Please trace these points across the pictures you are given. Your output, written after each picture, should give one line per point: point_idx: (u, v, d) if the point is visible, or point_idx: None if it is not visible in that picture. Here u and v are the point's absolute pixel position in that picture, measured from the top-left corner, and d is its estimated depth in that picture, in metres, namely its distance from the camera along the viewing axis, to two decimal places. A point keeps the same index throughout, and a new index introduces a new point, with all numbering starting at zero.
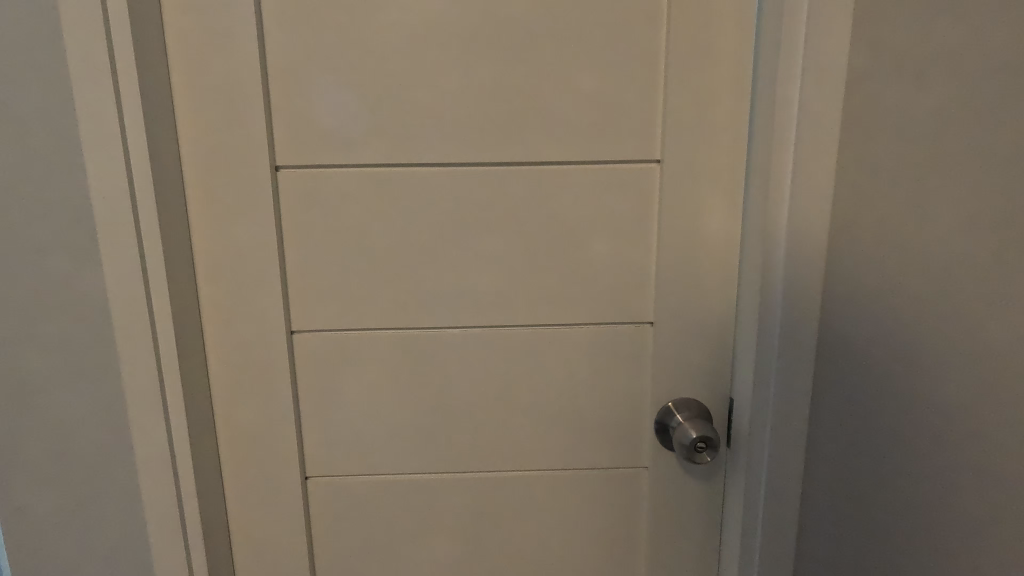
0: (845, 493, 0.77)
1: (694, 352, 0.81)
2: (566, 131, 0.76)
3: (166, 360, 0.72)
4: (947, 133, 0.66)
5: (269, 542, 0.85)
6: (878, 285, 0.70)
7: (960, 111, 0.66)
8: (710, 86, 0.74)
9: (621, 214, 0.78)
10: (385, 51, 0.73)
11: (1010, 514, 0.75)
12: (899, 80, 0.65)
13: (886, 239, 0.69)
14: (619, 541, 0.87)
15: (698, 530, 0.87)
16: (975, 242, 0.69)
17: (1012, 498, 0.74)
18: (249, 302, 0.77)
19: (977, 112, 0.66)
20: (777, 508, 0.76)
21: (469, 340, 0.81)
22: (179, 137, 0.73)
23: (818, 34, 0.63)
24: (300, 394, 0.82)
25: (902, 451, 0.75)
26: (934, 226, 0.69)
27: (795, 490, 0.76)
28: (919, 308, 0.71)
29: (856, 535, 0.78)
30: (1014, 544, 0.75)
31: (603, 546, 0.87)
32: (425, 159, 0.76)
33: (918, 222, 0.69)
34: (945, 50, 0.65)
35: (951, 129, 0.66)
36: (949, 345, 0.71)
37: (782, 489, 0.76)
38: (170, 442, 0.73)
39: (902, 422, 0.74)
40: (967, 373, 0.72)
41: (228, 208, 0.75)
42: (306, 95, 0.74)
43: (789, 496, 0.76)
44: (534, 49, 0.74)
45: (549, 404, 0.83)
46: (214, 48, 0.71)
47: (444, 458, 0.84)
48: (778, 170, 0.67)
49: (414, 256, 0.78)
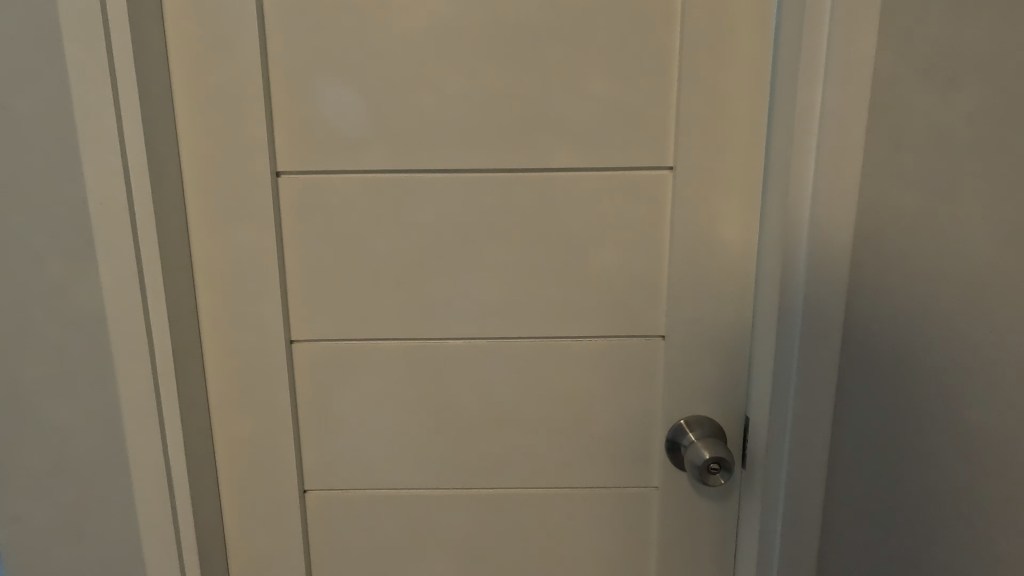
0: (872, 512, 0.72)
1: (707, 367, 0.77)
2: (574, 136, 0.73)
3: (162, 369, 0.70)
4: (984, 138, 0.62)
5: (265, 556, 0.83)
6: (906, 291, 0.66)
7: (997, 114, 0.61)
8: (726, 89, 0.71)
9: (631, 223, 0.75)
10: (389, 54, 0.71)
11: None
12: (930, 82, 0.61)
13: (917, 247, 0.65)
14: (627, 564, 0.84)
15: (711, 555, 0.83)
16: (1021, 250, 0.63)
17: None
18: (248, 311, 0.76)
19: None
20: (795, 532, 0.72)
21: (472, 351, 0.78)
22: (180, 142, 0.72)
23: (841, 33, 0.60)
24: (299, 405, 0.80)
25: (942, 475, 0.69)
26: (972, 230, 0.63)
27: (815, 512, 0.71)
28: (956, 316, 0.65)
29: (886, 559, 0.73)
30: None
31: (610, 569, 0.84)
32: (428, 165, 0.74)
33: (954, 227, 0.64)
34: (981, 50, 0.60)
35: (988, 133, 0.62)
36: (996, 358, 0.65)
37: (801, 514, 0.71)
38: (166, 452, 0.72)
39: (938, 439, 0.68)
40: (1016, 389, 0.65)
41: (228, 213, 0.74)
42: (307, 99, 0.72)
43: (809, 521, 0.71)
44: (542, 52, 0.71)
45: (555, 419, 0.80)
46: (215, 52, 0.70)
47: (446, 474, 0.81)
48: (797, 177, 0.63)
49: (417, 265, 0.76)
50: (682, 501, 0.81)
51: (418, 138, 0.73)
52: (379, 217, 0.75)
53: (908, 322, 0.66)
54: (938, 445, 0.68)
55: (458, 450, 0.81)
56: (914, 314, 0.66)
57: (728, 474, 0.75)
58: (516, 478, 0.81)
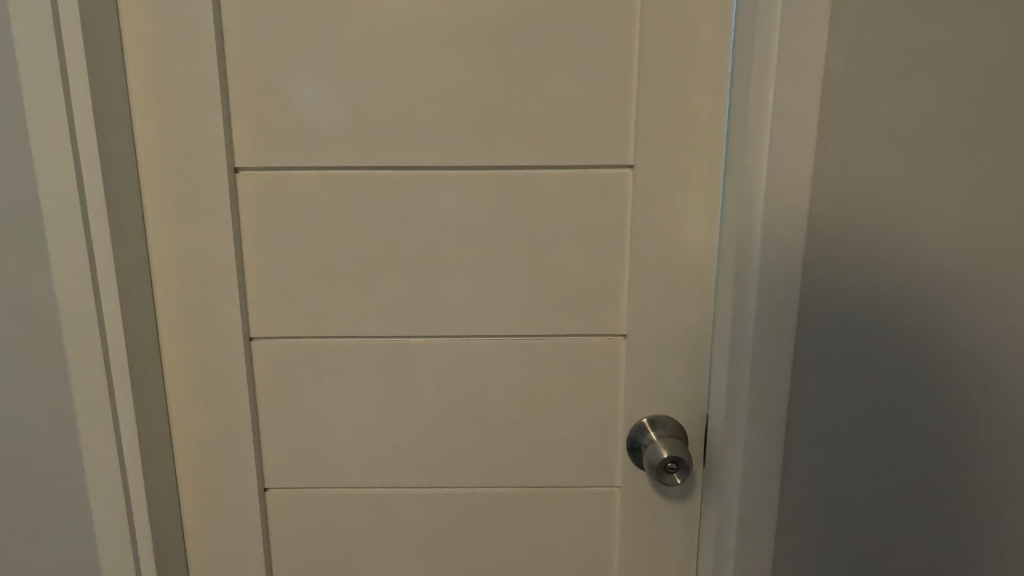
0: (829, 510, 0.72)
1: (668, 367, 0.77)
2: (534, 134, 0.73)
3: (117, 365, 0.70)
4: (939, 140, 0.62)
5: (225, 554, 0.82)
6: (861, 289, 0.66)
7: (946, 115, 0.61)
8: (686, 87, 0.71)
9: (592, 222, 0.75)
10: (347, 50, 0.71)
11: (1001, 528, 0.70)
12: (885, 82, 0.61)
13: (872, 246, 0.64)
14: (589, 563, 0.83)
15: (673, 554, 0.82)
16: (965, 249, 0.64)
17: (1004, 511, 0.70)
18: (206, 307, 0.75)
19: (963, 116, 0.61)
20: (752, 531, 0.71)
21: (433, 350, 0.78)
22: (137, 137, 0.71)
23: (794, 33, 0.59)
24: (259, 403, 0.79)
25: (899, 474, 0.70)
26: (922, 229, 0.64)
27: (771, 512, 0.71)
28: (906, 312, 0.66)
29: (843, 556, 0.73)
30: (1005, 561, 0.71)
31: (572, 569, 0.83)
32: (388, 162, 0.74)
33: (905, 227, 0.64)
34: (934, 50, 0.60)
35: (937, 134, 0.62)
36: (937, 352, 0.67)
37: (758, 513, 0.71)
38: (121, 449, 0.71)
39: (887, 433, 0.69)
40: (958, 382, 0.67)
41: (185, 209, 0.73)
42: (266, 94, 0.72)
43: (766, 520, 0.71)
44: (501, 50, 0.71)
45: (516, 418, 0.79)
46: (172, 46, 0.69)
47: (408, 472, 0.81)
48: (751, 177, 0.63)
49: (376, 262, 0.76)
50: (643, 501, 0.81)
51: (377, 135, 0.73)
52: (339, 214, 0.75)
53: (868, 324, 0.67)
54: (895, 444, 0.69)
55: (419, 449, 0.80)
56: (874, 316, 0.66)
57: (686, 474, 0.75)
58: (478, 478, 0.81)
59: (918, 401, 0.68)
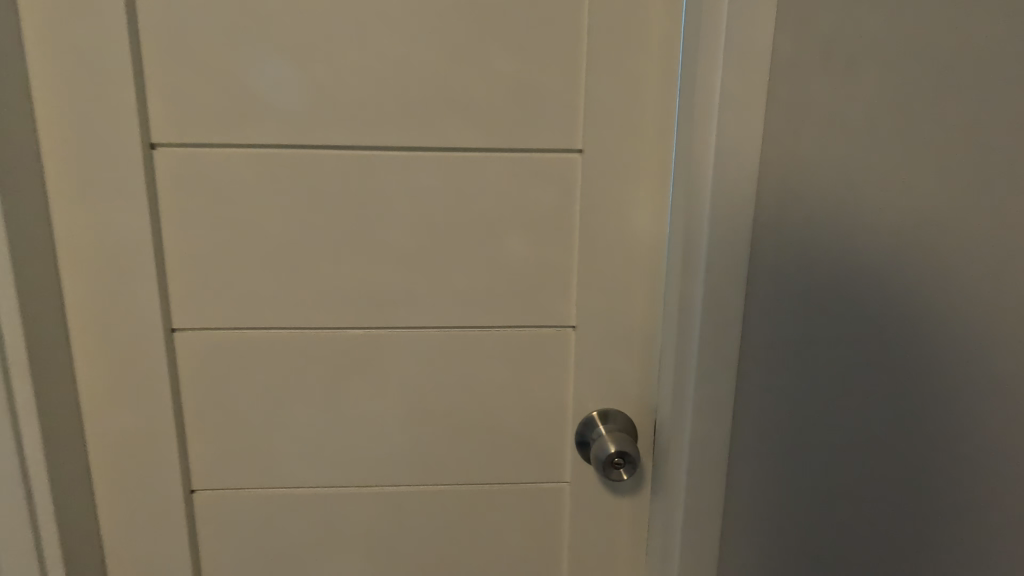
0: (770, 498, 0.71)
1: (617, 359, 0.75)
2: (478, 114, 0.69)
3: (14, 359, 0.63)
4: (882, 131, 0.61)
5: (148, 560, 0.77)
6: (804, 276, 0.65)
7: (889, 102, 0.61)
8: (635, 69, 0.68)
9: (539, 208, 0.72)
10: (275, 19, 0.65)
11: (932, 512, 0.71)
12: (835, 71, 0.60)
13: (815, 232, 0.64)
14: (538, 561, 0.81)
15: (622, 549, 0.81)
16: (904, 237, 0.64)
17: (934, 495, 0.71)
18: (121, 296, 0.69)
19: (905, 103, 0.61)
20: (696, 521, 0.70)
21: (372, 341, 0.74)
22: (36, 106, 0.65)
23: (740, 11, 0.57)
24: (183, 399, 0.74)
25: (840, 465, 0.70)
26: (864, 216, 0.63)
27: (715, 502, 0.70)
28: (846, 300, 0.65)
29: (782, 543, 0.72)
30: (936, 544, 0.72)
31: (520, 568, 0.81)
32: (322, 141, 0.69)
33: (847, 214, 0.63)
34: (887, 44, 0.60)
35: (880, 121, 0.61)
36: (876, 340, 0.66)
37: (703, 504, 0.70)
38: (21, 451, 0.65)
39: (827, 420, 0.69)
40: (895, 369, 0.67)
41: (94, 188, 0.67)
42: (183, 63, 0.66)
43: (710, 511, 0.70)
44: (442, 23, 0.67)
45: (461, 413, 0.76)
46: (74, 5, 0.62)
47: (346, 471, 0.77)
48: (699, 160, 0.61)
49: (310, 248, 0.71)
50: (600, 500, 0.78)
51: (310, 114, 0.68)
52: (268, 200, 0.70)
53: (815, 326, 0.66)
54: (837, 436, 0.69)
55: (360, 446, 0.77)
56: (824, 317, 0.66)
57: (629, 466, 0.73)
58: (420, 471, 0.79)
59: (858, 393, 0.68)
